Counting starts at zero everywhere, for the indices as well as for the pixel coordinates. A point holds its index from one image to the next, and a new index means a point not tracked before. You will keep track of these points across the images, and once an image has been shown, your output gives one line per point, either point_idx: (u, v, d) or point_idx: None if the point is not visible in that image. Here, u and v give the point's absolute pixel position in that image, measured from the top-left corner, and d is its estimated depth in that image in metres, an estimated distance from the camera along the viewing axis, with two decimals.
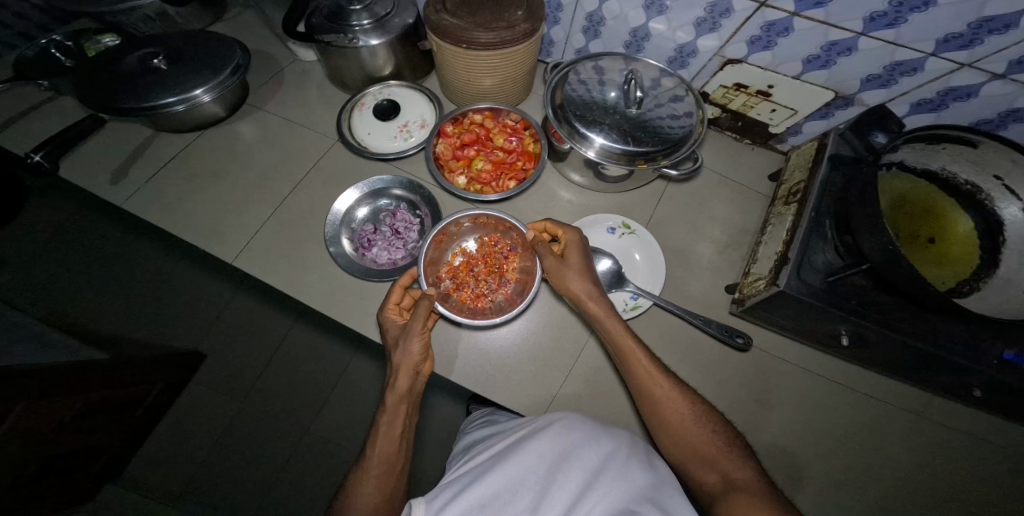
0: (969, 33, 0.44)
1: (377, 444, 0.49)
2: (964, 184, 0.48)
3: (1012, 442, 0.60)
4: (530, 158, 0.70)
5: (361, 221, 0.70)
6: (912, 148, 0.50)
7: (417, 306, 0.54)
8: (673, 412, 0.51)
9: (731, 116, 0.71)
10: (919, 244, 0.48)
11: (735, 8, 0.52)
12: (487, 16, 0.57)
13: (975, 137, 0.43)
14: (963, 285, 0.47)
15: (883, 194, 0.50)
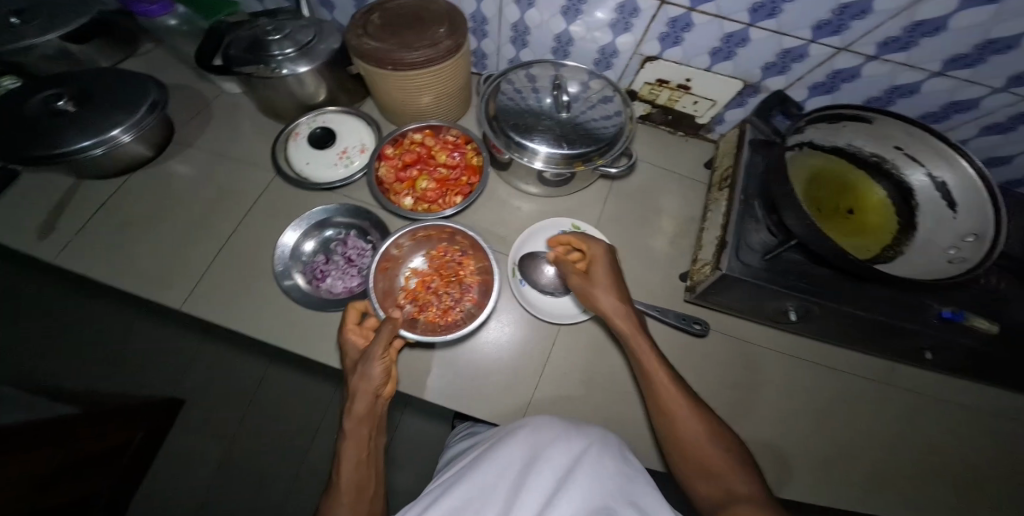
0: (842, 17, 0.44)
1: (342, 472, 0.44)
2: (874, 157, 0.50)
3: (932, 387, 0.66)
4: (474, 172, 0.69)
5: (312, 253, 0.69)
6: (816, 128, 0.51)
7: (380, 331, 0.50)
8: (680, 416, 0.44)
9: (660, 111, 0.70)
10: (835, 216, 0.50)
11: (642, 8, 0.52)
12: (411, 34, 0.53)
13: (867, 113, 0.46)
14: (886, 250, 0.48)
15: (798, 174, 0.50)
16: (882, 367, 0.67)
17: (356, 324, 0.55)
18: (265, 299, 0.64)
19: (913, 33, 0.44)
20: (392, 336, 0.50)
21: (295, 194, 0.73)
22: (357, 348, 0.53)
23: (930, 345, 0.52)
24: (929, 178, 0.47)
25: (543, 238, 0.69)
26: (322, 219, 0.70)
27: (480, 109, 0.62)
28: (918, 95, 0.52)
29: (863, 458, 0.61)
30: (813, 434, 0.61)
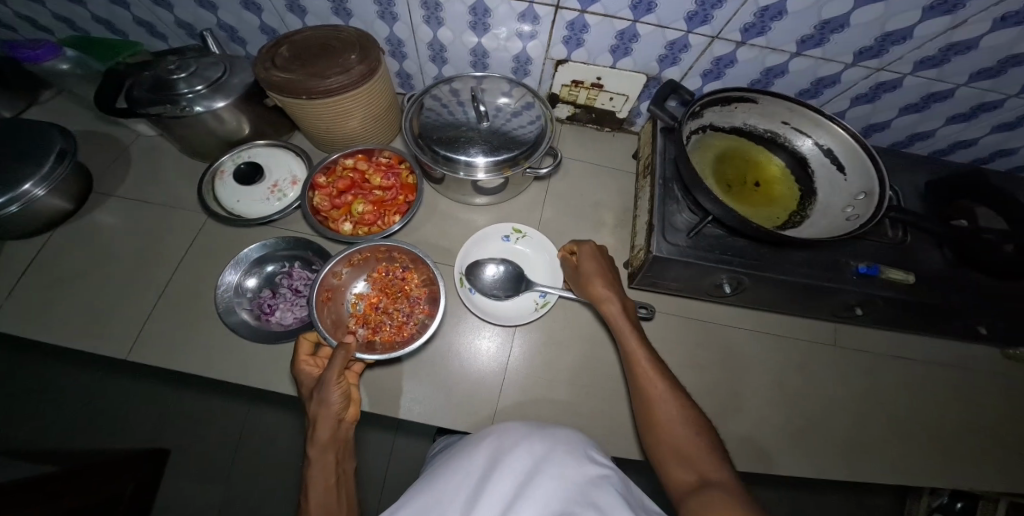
0: (705, 7, 0.47)
1: (309, 496, 0.45)
2: (766, 134, 0.56)
3: (866, 340, 0.69)
4: (411, 190, 0.70)
5: (257, 289, 0.68)
6: (714, 111, 0.55)
7: (333, 359, 0.48)
8: (659, 404, 0.43)
9: (584, 110, 0.73)
10: (743, 190, 0.53)
11: (541, 14, 0.54)
12: (320, 63, 0.53)
13: (747, 94, 0.53)
14: (796, 215, 0.51)
15: (703, 153, 0.55)
16: (821, 329, 0.69)
17: (310, 354, 0.54)
18: (204, 339, 0.63)
19: (764, 18, 0.47)
20: (345, 363, 0.48)
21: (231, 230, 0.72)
22: (313, 377, 0.52)
23: (855, 301, 0.54)
24: (816, 145, 0.54)
25: (489, 244, 0.69)
26: (265, 254, 0.70)
27: (405, 126, 0.61)
28: (788, 75, 0.56)
29: (813, 421, 0.62)
30: (763, 403, 0.63)
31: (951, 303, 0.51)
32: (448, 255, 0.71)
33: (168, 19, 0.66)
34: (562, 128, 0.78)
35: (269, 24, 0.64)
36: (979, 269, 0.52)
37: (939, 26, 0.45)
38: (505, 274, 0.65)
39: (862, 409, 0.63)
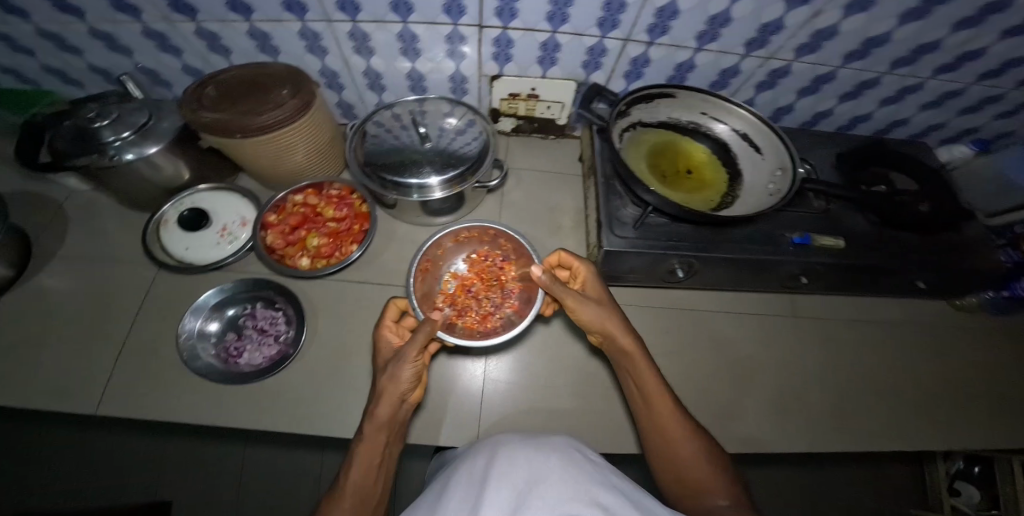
0: (612, 13, 0.51)
1: (350, 474, 0.41)
2: (691, 125, 0.60)
3: (819, 307, 0.72)
4: (365, 218, 0.70)
5: (220, 333, 0.66)
6: (640, 109, 0.59)
7: (417, 332, 0.45)
8: (669, 437, 0.44)
9: (526, 121, 0.76)
10: (677, 179, 0.56)
11: (466, 34, 0.56)
12: (253, 101, 0.53)
13: (667, 89, 0.57)
14: (727, 196, 0.55)
15: (636, 148, 0.58)
16: (777, 302, 0.72)
17: (394, 323, 0.54)
18: (163, 394, 0.59)
19: (663, 18, 0.51)
20: (426, 342, 0.45)
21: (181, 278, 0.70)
22: (390, 348, 0.50)
23: (799, 272, 0.57)
24: (732, 129, 0.58)
25: None
26: (226, 297, 0.68)
27: (351, 156, 0.61)
28: (697, 69, 0.59)
29: (778, 396, 0.63)
30: (731, 384, 0.64)
31: (886, 262, 0.54)
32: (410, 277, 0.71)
33: (80, 66, 0.64)
34: (509, 140, 0.80)
35: (191, 65, 0.63)
36: (904, 228, 0.56)
37: (800, 16, 0.49)
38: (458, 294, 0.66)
39: (824, 377, 0.66)
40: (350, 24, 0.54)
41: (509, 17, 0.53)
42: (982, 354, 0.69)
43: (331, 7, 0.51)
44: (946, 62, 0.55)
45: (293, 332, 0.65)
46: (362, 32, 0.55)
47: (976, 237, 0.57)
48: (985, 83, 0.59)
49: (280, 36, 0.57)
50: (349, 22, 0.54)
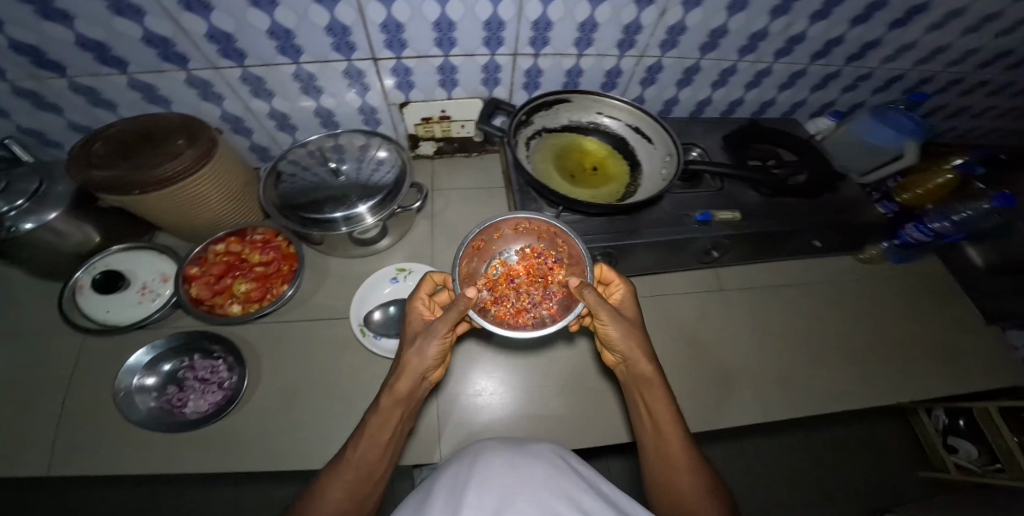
0: (494, 31, 0.54)
1: (356, 446, 0.44)
2: (591, 125, 0.64)
3: (744, 280, 0.76)
4: (293, 258, 0.68)
5: (159, 386, 0.63)
6: (541, 116, 0.63)
7: (447, 310, 0.45)
8: (675, 476, 0.43)
9: (446, 142, 0.78)
10: (584, 176, 0.60)
11: (363, 68, 0.58)
12: (147, 157, 0.52)
13: (561, 95, 0.61)
14: (630, 187, 0.60)
15: (542, 153, 0.62)
16: (706, 278, 0.76)
17: (427, 297, 0.54)
18: (104, 455, 0.58)
19: (540, 31, 0.55)
20: (454, 322, 0.45)
21: (100, 346, 0.66)
22: (421, 317, 0.51)
23: (710, 247, 0.61)
24: (626, 125, 0.63)
25: (380, 290, 0.70)
26: (161, 352, 0.65)
27: (264, 198, 0.59)
28: (585, 74, 0.64)
29: (718, 366, 0.66)
30: (673, 360, 0.66)
31: (779, 227, 0.59)
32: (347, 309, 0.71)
33: None
34: (434, 163, 0.82)
35: (79, 122, 0.61)
36: (790, 193, 0.61)
37: (653, 15, 0.54)
38: (396, 316, 0.68)
39: (757, 341, 0.69)
40: (240, 70, 0.55)
41: (400, 47, 0.55)
42: (888, 300, 0.76)
43: (216, 54, 0.52)
44: (781, 47, 0.62)
45: (236, 376, 0.64)
46: (255, 76, 0.56)
47: (852, 196, 0.64)
48: (820, 63, 0.66)
49: (168, 87, 0.56)
50: (238, 68, 0.55)
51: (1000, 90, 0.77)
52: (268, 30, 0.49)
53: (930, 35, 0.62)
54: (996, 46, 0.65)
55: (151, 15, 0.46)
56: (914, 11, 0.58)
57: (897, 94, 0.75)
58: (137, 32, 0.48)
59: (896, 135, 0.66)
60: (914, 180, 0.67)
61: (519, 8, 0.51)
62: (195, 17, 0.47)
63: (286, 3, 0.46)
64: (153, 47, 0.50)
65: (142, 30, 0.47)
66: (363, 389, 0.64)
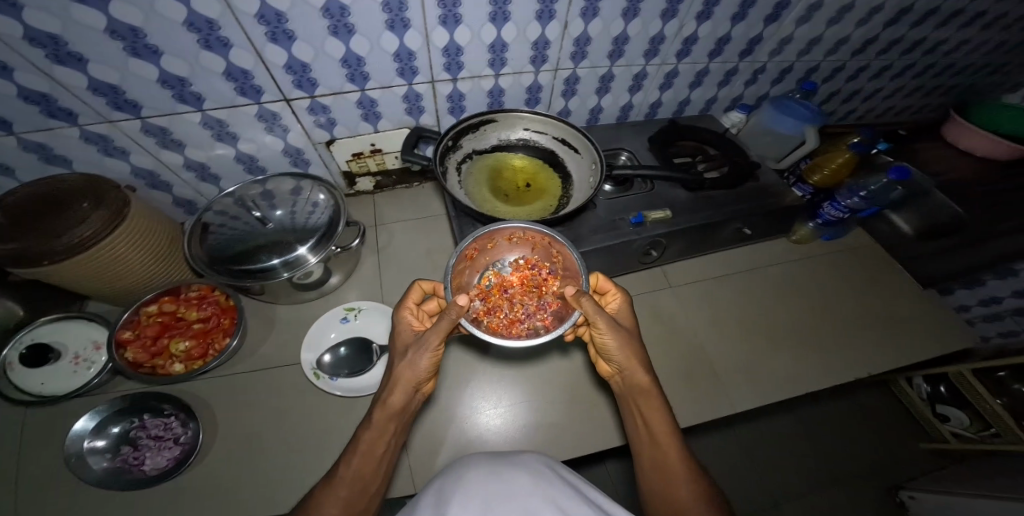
0: (405, 61, 0.59)
1: (350, 462, 0.45)
2: (517, 143, 0.66)
3: (690, 277, 0.78)
4: (232, 311, 0.67)
5: (109, 445, 0.59)
6: (469, 139, 0.64)
7: (439, 321, 0.46)
8: (673, 484, 0.43)
9: (383, 175, 0.80)
10: (516, 194, 0.61)
11: (275, 110, 0.60)
12: (56, 225, 0.50)
13: (484, 116, 0.62)
14: (563, 200, 0.61)
15: (475, 176, 0.62)
16: (656, 276, 0.77)
17: (415, 306, 0.55)
18: None
19: (452, 57, 0.61)
20: (447, 333, 0.46)
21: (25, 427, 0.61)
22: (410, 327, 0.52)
23: (649, 246, 0.64)
24: (551, 139, 0.66)
25: (327, 334, 0.68)
26: (108, 414, 0.61)
27: (190, 256, 0.56)
28: (507, 92, 0.70)
29: (681, 360, 0.67)
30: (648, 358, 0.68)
31: (708, 219, 0.63)
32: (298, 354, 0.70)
33: None
34: (375, 197, 0.83)
35: None
36: (713, 186, 0.66)
37: (556, 30, 0.61)
38: (348, 355, 0.67)
39: (711, 331, 0.71)
40: (138, 121, 0.55)
41: (310, 85, 0.58)
42: (826, 274, 0.80)
43: (106, 108, 0.52)
44: (679, 48, 0.70)
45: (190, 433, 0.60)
46: (157, 127, 0.56)
47: (769, 182, 0.70)
48: (717, 61, 0.75)
49: (62, 145, 0.54)
50: (136, 119, 0.54)
51: (881, 72, 0.89)
52: (158, 79, 0.51)
53: (802, 28, 0.72)
54: (861, 35, 0.77)
55: (20, 71, 0.45)
56: (780, 7, 0.67)
57: (794, 83, 0.85)
58: (12, 90, 0.46)
59: (799, 123, 0.78)
60: (822, 161, 0.73)
61: (426, 37, 0.57)
62: (70, 71, 0.46)
63: (169, 51, 0.48)
64: (34, 103, 0.48)
65: (18, 87, 0.46)
66: (322, 432, 0.62)
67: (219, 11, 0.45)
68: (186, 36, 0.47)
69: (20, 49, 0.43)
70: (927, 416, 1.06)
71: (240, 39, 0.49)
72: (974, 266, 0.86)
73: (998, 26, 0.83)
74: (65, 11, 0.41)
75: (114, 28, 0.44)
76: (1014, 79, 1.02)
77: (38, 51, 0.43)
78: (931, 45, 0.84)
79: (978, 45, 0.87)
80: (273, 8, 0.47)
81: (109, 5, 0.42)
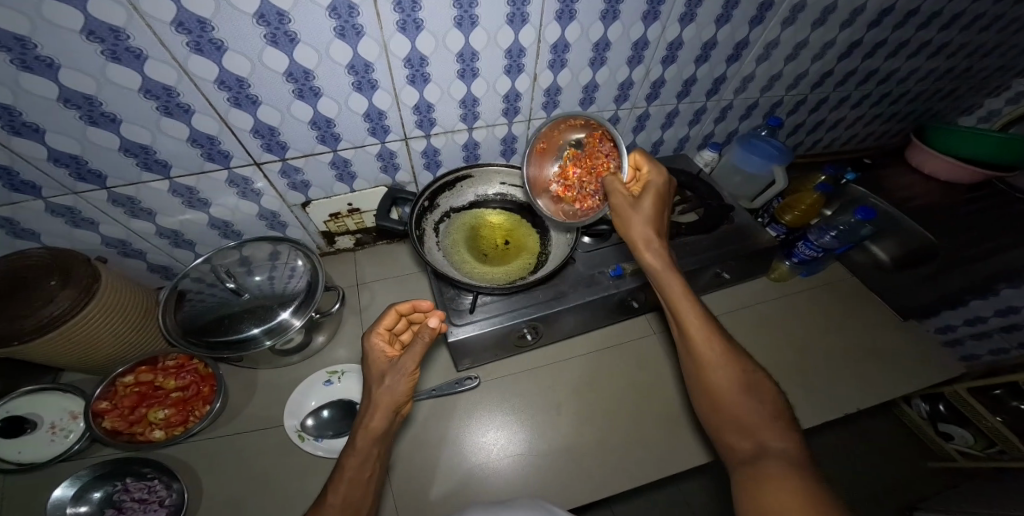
0: (376, 121, 0.59)
1: (336, 490, 0.43)
2: (493, 198, 0.74)
3: None
4: (213, 377, 0.67)
5: (93, 511, 0.58)
6: (448, 197, 0.71)
7: (412, 344, 0.48)
8: (709, 359, 0.45)
9: (363, 232, 0.81)
10: (495, 251, 0.67)
11: (246, 174, 0.59)
12: (18, 304, 0.48)
13: (461, 172, 0.69)
14: (541, 255, 0.67)
15: (458, 231, 0.69)
16: (632, 327, 0.80)
17: (387, 331, 0.53)
18: None
19: (423, 114, 0.61)
20: (422, 355, 0.48)
21: None
22: (383, 354, 0.51)
23: (629, 296, 0.68)
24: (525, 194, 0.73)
25: (311, 395, 0.70)
26: (86, 481, 0.59)
27: (165, 328, 0.55)
28: (481, 145, 0.71)
29: (659, 407, 0.69)
30: (625, 411, 0.69)
31: (686, 267, 0.66)
32: (280, 415, 0.69)
33: None
34: (356, 255, 0.84)
35: None
36: (688, 233, 0.69)
37: (526, 82, 0.63)
38: (332, 418, 0.67)
39: (681, 378, 0.73)
40: (104, 191, 0.53)
41: (280, 149, 0.57)
42: (807, 314, 0.80)
43: (69, 178, 0.50)
44: (648, 92, 0.71)
45: (175, 494, 0.59)
46: (125, 196, 0.55)
47: (744, 222, 0.72)
48: (686, 101, 0.76)
49: (29, 218, 0.53)
50: (101, 190, 0.53)
51: (848, 102, 0.91)
52: (120, 147, 0.49)
53: (762, 66, 0.73)
54: (818, 68, 0.78)
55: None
56: (740, 47, 0.68)
57: (760, 118, 0.87)
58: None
59: (765, 162, 0.79)
60: (792, 202, 0.76)
61: (395, 96, 0.57)
62: (28, 142, 0.45)
63: (129, 119, 0.47)
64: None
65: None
66: (307, 496, 0.61)
67: (176, 77, 0.44)
68: (144, 103, 0.46)
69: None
70: (932, 436, 1.06)
71: (201, 104, 0.48)
72: (961, 289, 0.85)
73: (945, 53, 0.85)
74: (15, 82, 0.39)
75: (67, 97, 0.42)
76: (966, 103, 1.05)
77: None
78: (885, 75, 0.86)
79: (926, 73, 0.90)
80: (233, 73, 0.46)
81: (58, 73, 0.40)
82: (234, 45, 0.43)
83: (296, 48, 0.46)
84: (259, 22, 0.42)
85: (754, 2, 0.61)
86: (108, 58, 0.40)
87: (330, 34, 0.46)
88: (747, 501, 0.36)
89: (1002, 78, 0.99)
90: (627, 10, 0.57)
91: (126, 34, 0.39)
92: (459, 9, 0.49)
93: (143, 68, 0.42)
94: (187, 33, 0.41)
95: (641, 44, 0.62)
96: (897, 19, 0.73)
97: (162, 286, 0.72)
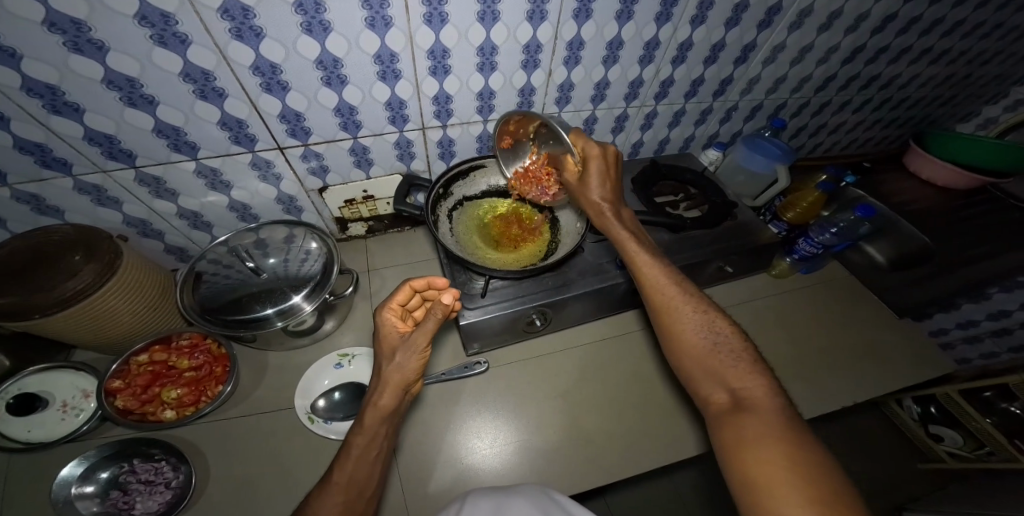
0: (396, 110, 0.61)
1: (342, 469, 0.44)
2: (504, 188, 0.76)
3: None
4: (225, 358, 0.68)
5: (100, 492, 0.57)
6: (461, 186, 0.73)
7: (424, 321, 0.48)
8: (674, 306, 0.49)
9: (374, 220, 0.82)
10: (506, 240, 0.69)
11: (269, 158, 0.60)
12: (47, 280, 0.49)
13: (474, 162, 0.72)
14: (551, 244, 0.69)
15: (469, 219, 0.71)
16: (628, 320, 0.82)
17: (400, 305, 0.52)
18: None
19: (442, 104, 0.63)
20: (434, 331, 0.47)
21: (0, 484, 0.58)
22: (397, 329, 0.51)
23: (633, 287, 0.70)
24: None
25: (322, 376, 0.71)
26: (95, 461, 0.59)
27: (183, 306, 0.56)
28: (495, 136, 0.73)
29: (657, 398, 0.71)
30: (622, 400, 0.71)
31: (690, 260, 0.68)
32: (290, 397, 0.70)
33: None
34: (367, 242, 0.86)
35: None
36: (694, 227, 0.70)
37: (541, 77, 0.65)
38: (343, 400, 0.68)
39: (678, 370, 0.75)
40: (132, 171, 0.54)
41: (304, 134, 0.59)
42: (802, 312, 0.82)
43: (101, 158, 0.51)
44: (658, 91, 0.74)
45: (184, 474, 0.59)
46: (151, 176, 0.56)
47: (747, 219, 0.74)
48: (693, 101, 0.79)
49: (55, 195, 0.54)
50: (129, 169, 0.54)
51: (850, 107, 0.95)
52: (154, 129, 0.50)
53: (768, 68, 0.76)
54: (823, 72, 0.81)
55: (16, 121, 0.44)
56: (748, 49, 0.71)
57: (764, 120, 0.90)
58: (8, 140, 0.46)
59: (767, 162, 0.83)
60: (795, 200, 0.80)
61: (416, 86, 0.59)
62: (68, 121, 0.46)
63: (167, 102, 0.48)
64: (29, 154, 0.48)
65: (12, 137, 0.45)
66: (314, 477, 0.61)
67: (215, 62, 0.46)
68: (182, 86, 0.47)
69: (17, 99, 0.42)
70: (922, 437, 1.08)
71: (235, 89, 0.49)
72: (956, 291, 0.88)
73: (944, 61, 0.89)
74: (64, 64, 0.41)
75: (111, 79, 0.44)
76: (965, 110, 1.09)
77: (35, 102, 0.43)
78: (887, 81, 0.90)
79: (925, 80, 0.93)
80: (267, 59, 0.48)
81: (107, 56, 0.42)
82: (272, 32, 0.45)
83: (328, 37, 0.48)
84: (297, 10, 0.44)
85: (763, 5, 0.64)
86: (155, 42, 0.42)
87: (361, 23, 0.48)
88: (724, 455, 0.39)
89: (998, 87, 1.03)
90: (641, 11, 0.59)
91: (176, 20, 0.41)
92: (483, 4, 0.51)
93: (186, 53, 0.44)
94: (231, 20, 0.42)
95: (653, 43, 0.65)
96: (901, 25, 0.76)
97: (176, 268, 0.73)
